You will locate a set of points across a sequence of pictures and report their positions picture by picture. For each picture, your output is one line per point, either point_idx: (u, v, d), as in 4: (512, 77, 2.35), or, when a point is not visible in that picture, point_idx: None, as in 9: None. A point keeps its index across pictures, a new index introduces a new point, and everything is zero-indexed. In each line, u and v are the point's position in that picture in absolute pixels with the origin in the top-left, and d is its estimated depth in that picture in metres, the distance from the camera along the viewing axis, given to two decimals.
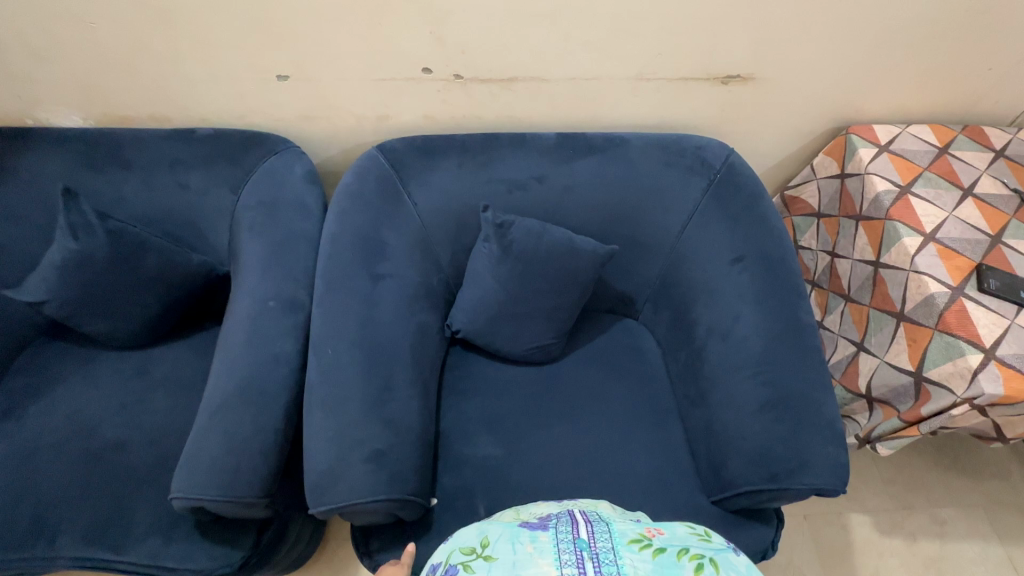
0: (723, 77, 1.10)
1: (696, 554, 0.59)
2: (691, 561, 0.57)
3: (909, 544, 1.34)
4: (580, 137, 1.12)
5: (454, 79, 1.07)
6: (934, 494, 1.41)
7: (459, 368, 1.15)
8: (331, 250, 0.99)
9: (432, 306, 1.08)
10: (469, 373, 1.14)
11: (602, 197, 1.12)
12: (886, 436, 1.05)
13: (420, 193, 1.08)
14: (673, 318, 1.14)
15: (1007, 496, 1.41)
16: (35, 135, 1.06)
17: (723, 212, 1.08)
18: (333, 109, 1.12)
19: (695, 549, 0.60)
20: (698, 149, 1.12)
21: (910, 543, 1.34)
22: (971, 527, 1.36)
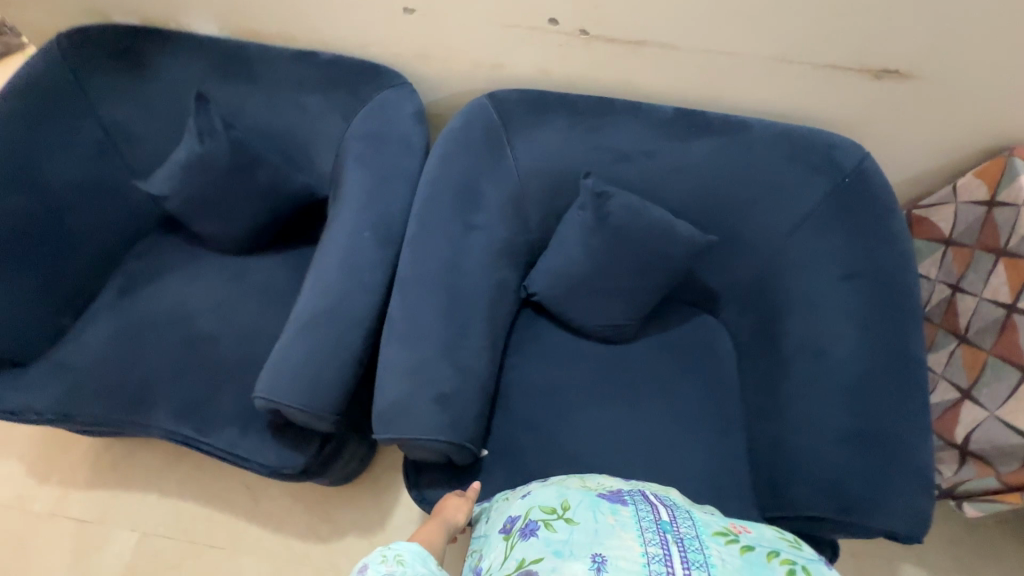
0: (878, 71, 0.99)
1: (786, 559, 0.61)
2: (782, 565, 0.60)
3: None
4: (700, 116, 1.05)
5: (578, 34, 1.02)
6: (1005, 564, 1.29)
7: (527, 331, 1.15)
8: (429, 192, 1.00)
9: (514, 264, 1.08)
10: (537, 337, 1.14)
11: (711, 183, 1.05)
12: (975, 495, 0.96)
13: (523, 148, 1.06)
14: (760, 322, 1.08)
15: None
16: (177, 39, 1.12)
17: (844, 222, 0.99)
18: (451, 51, 1.11)
19: (786, 555, 0.62)
20: (829, 147, 1.02)
21: None
22: None
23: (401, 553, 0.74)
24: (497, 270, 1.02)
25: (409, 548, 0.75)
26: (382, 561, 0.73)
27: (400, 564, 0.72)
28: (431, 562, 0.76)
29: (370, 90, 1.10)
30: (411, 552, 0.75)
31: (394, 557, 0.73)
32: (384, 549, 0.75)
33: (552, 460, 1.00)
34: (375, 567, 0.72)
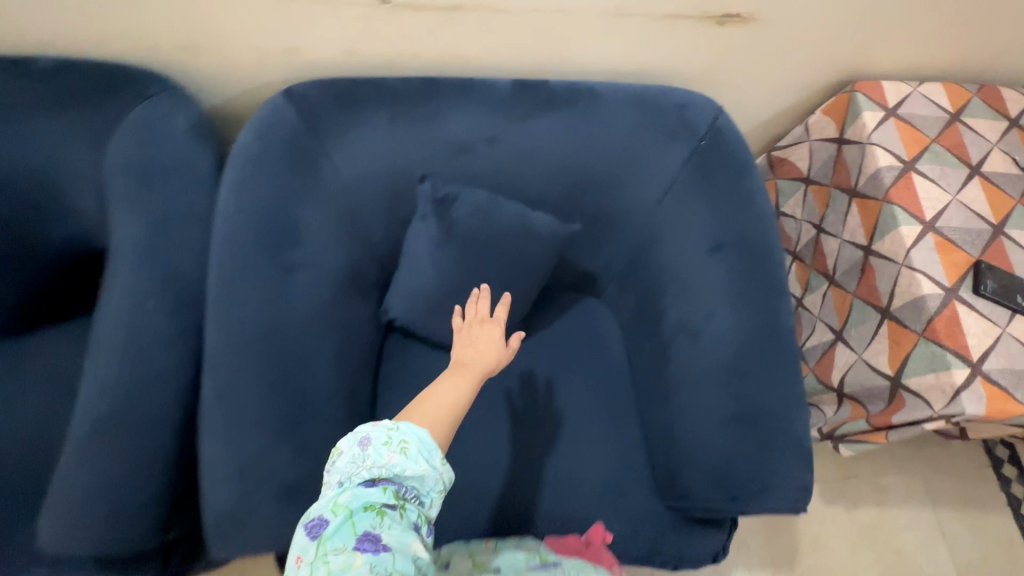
0: (719, 16, 0.89)
1: None
2: None
3: (849, 512, 1.38)
4: (541, 88, 0.92)
5: (379, 4, 0.82)
6: (879, 462, 1.44)
7: (397, 359, 1.01)
8: (228, 234, 0.79)
9: (360, 293, 0.92)
10: (408, 365, 1.01)
11: (565, 163, 0.93)
12: (851, 438, 1.00)
13: (341, 156, 0.87)
14: (639, 304, 1.02)
15: (949, 464, 1.44)
16: None
17: (705, 189, 0.93)
18: (224, 37, 0.87)
19: None
20: (680, 109, 0.94)
21: (850, 510, 1.38)
22: (910, 494, 1.41)
23: (407, 441, 0.64)
24: (336, 310, 0.87)
25: (417, 435, 0.65)
26: (385, 443, 0.64)
27: (403, 455, 0.63)
28: (440, 456, 0.66)
29: (121, 103, 0.84)
30: (420, 441, 0.65)
31: (398, 443, 0.64)
32: (391, 428, 0.65)
33: (443, 505, 0.90)
34: (376, 448, 0.63)
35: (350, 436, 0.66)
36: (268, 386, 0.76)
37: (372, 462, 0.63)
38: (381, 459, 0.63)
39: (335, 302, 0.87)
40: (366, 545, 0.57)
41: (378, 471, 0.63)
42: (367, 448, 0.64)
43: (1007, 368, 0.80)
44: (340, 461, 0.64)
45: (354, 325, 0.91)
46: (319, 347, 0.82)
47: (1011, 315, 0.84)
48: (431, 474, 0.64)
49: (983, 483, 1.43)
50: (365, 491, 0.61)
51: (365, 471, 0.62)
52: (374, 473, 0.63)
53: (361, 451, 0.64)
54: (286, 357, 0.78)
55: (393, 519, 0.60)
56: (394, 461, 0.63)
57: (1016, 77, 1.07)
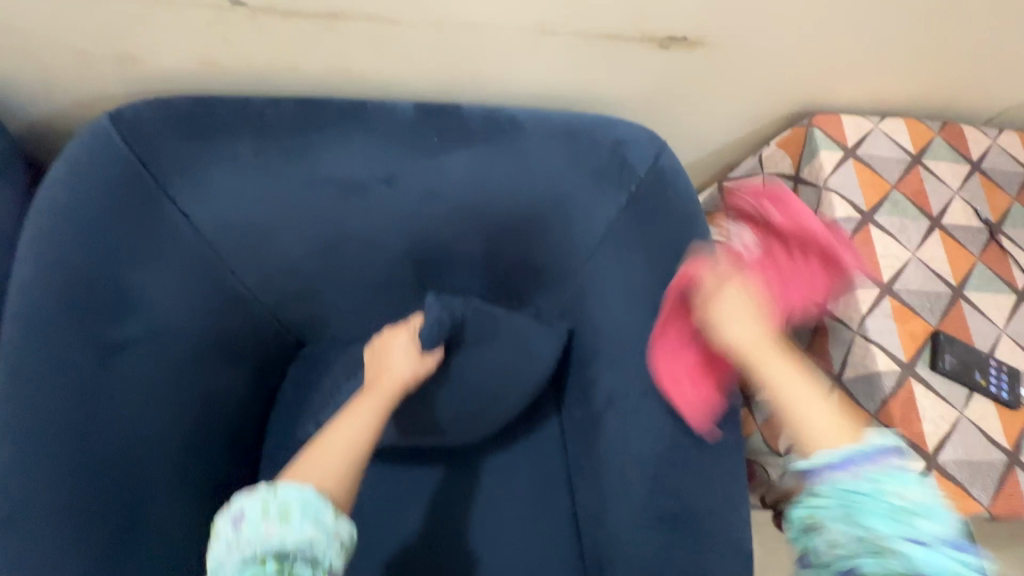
0: (662, 39, 0.75)
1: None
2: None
3: None
4: (450, 115, 0.76)
5: (231, 6, 0.64)
6: None
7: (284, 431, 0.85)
8: (26, 308, 0.62)
9: (227, 366, 0.75)
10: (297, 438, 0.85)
11: (480, 208, 0.78)
12: None
13: (191, 198, 0.69)
14: (569, 364, 0.89)
15: None
16: None
17: (643, 241, 0.80)
18: (29, 35, 0.66)
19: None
20: (617, 145, 0.80)
21: None
22: None
23: (287, 508, 0.56)
24: (190, 395, 0.70)
25: (300, 498, 0.57)
26: (262, 514, 0.56)
27: (282, 524, 0.55)
28: (331, 513, 0.58)
29: None
30: (306, 501, 0.57)
31: (279, 509, 0.57)
32: (267, 496, 0.57)
33: None
34: (251, 526, 0.56)
35: (226, 513, 0.58)
36: (96, 494, 0.60)
37: (248, 539, 0.55)
38: (257, 534, 0.55)
39: (188, 385, 0.70)
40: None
41: (257, 551, 0.54)
42: (241, 527, 0.56)
43: (962, 459, 0.75)
44: (214, 549, 0.56)
45: (220, 406, 0.74)
46: (161, 446, 0.66)
47: (969, 394, 0.77)
48: (321, 538, 0.56)
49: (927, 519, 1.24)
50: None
51: (243, 551, 0.55)
52: (253, 553, 0.54)
53: (235, 531, 0.56)
54: (115, 464, 0.62)
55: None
56: (273, 535, 0.55)
57: (981, 114, 0.98)
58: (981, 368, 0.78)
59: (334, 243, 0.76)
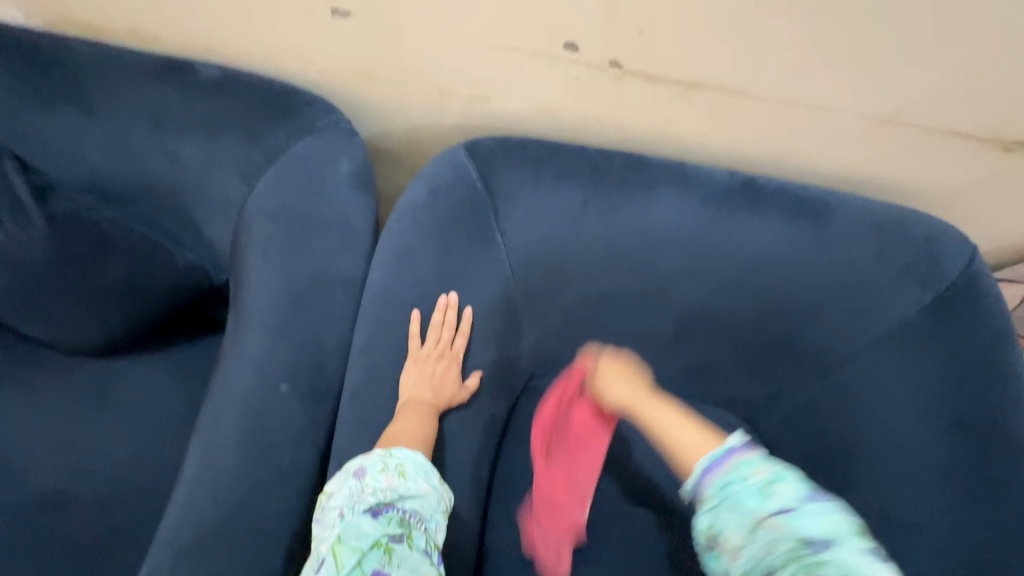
0: (1009, 143, 0.71)
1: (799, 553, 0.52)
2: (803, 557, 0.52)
3: None
4: (761, 188, 0.76)
5: (605, 67, 0.69)
6: None
7: (516, 460, 0.86)
8: (381, 316, 0.67)
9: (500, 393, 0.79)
10: (528, 468, 0.86)
11: (773, 282, 0.77)
12: None
13: (517, 231, 0.73)
14: (817, 455, 0.83)
15: None
16: None
17: (950, 347, 0.73)
18: (413, 73, 0.74)
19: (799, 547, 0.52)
20: (930, 241, 0.76)
21: None
22: None
23: (404, 463, 0.58)
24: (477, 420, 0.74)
25: (414, 458, 0.59)
26: (381, 470, 0.58)
27: (401, 479, 0.57)
28: (437, 474, 0.61)
29: (279, 138, 0.71)
30: (418, 464, 0.59)
31: (396, 467, 0.58)
32: (385, 454, 0.59)
33: None
34: (372, 476, 0.57)
35: (341, 474, 0.59)
36: None
37: (370, 489, 0.56)
38: (379, 484, 0.56)
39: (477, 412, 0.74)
40: None
41: (382, 497, 0.56)
42: (362, 479, 0.57)
43: None
44: (334, 499, 0.57)
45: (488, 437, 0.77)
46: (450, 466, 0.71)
47: None
48: (433, 496, 0.58)
49: None
50: (365, 523, 0.54)
51: (364, 500, 0.55)
52: (376, 500, 0.56)
53: (357, 482, 0.57)
54: None
55: (403, 557, 0.52)
56: (395, 485, 0.57)
57: None
58: None
59: (620, 293, 0.78)
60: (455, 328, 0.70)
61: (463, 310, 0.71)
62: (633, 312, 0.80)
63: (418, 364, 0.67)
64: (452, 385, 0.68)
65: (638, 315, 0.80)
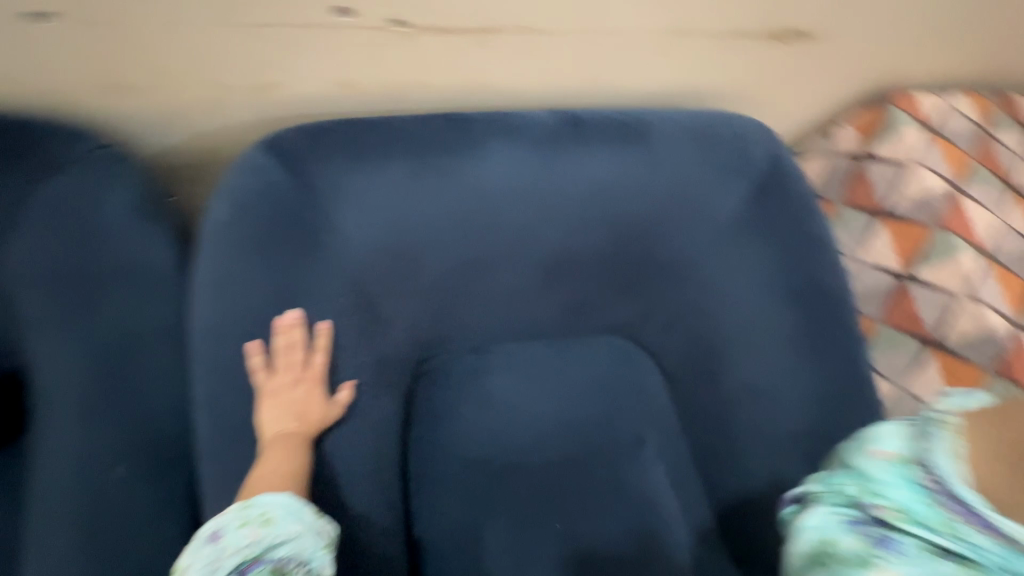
0: (774, 32, 0.78)
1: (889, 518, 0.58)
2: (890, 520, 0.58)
3: None
4: (582, 121, 0.78)
5: (389, 27, 0.64)
6: None
7: (429, 445, 0.86)
8: (213, 358, 0.64)
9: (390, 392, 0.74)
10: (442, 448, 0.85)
11: (617, 208, 0.80)
12: None
13: (352, 222, 0.67)
14: (693, 351, 0.91)
15: None
16: None
17: (765, 229, 0.86)
18: (175, 74, 0.64)
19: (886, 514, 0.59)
20: (738, 137, 0.83)
21: None
22: None
23: (267, 511, 0.58)
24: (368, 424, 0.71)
25: (277, 501, 0.59)
26: (243, 524, 0.58)
27: (265, 527, 0.58)
28: (311, 509, 0.61)
29: (22, 190, 0.61)
30: (283, 507, 0.59)
31: (259, 516, 0.58)
32: (243, 509, 0.59)
33: None
34: (230, 535, 0.58)
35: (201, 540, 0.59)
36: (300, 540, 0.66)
37: (232, 549, 0.57)
38: (240, 541, 0.57)
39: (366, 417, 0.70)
40: None
41: (247, 554, 0.57)
42: (219, 541, 0.58)
43: None
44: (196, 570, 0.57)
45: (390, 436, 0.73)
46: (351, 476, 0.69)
47: None
48: (308, 534, 0.59)
49: None
50: None
51: (228, 561, 0.56)
52: (241, 557, 0.57)
53: (215, 545, 0.57)
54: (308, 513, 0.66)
55: None
56: (259, 537, 0.58)
57: None
58: None
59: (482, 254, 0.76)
60: (309, 345, 0.66)
61: (319, 325, 0.67)
62: (499, 270, 0.78)
63: (272, 398, 0.64)
64: (319, 408, 0.66)
65: (505, 273, 0.79)
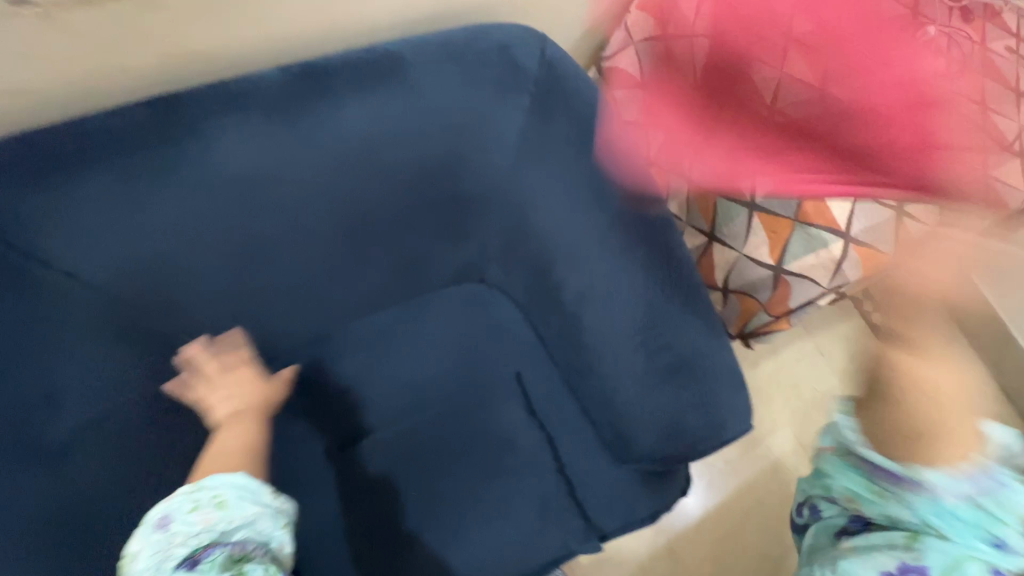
0: None
1: None
2: None
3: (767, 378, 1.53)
4: (322, 69, 0.70)
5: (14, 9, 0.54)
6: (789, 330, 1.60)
7: (285, 444, 0.85)
8: None
9: (168, 406, 0.77)
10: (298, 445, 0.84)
11: (391, 156, 0.75)
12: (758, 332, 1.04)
13: (76, 250, 0.64)
14: (529, 278, 0.92)
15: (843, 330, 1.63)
16: None
17: (560, 135, 0.82)
18: None
19: None
20: (504, 49, 0.77)
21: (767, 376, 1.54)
22: (811, 345, 1.60)
23: (222, 494, 0.64)
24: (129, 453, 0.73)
25: (233, 487, 0.65)
26: (193, 509, 0.62)
27: (219, 513, 0.63)
28: (263, 489, 0.68)
29: None
30: (240, 490, 0.66)
31: (212, 501, 0.64)
32: (193, 492, 0.63)
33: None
34: (180, 520, 0.62)
35: (143, 525, 0.62)
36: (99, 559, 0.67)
37: (182, 536, 0.61)
38: (192, 527, 0.62)
39: (126, 441, 0.73)
40: None
41: (201, 539, 0.62)
42: (168, 527, 0.61)
43: (870, 228, 0.85)
44: (138, 562, 0.60)
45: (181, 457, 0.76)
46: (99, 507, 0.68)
47: None
48: (267, 516, 0.67)
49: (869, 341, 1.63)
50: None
51: (178, 550, 0.60)
52: (192, 547, 0.61)
53: (164, 532, 0.61)
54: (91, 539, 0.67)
55: None
56: (213, 522, 0.62)
57: None
58: None
59: (254, 241, 0.73)
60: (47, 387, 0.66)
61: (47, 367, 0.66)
62: (284, 253, 0.76)
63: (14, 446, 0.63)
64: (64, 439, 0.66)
65: (293, 254, 0.77)
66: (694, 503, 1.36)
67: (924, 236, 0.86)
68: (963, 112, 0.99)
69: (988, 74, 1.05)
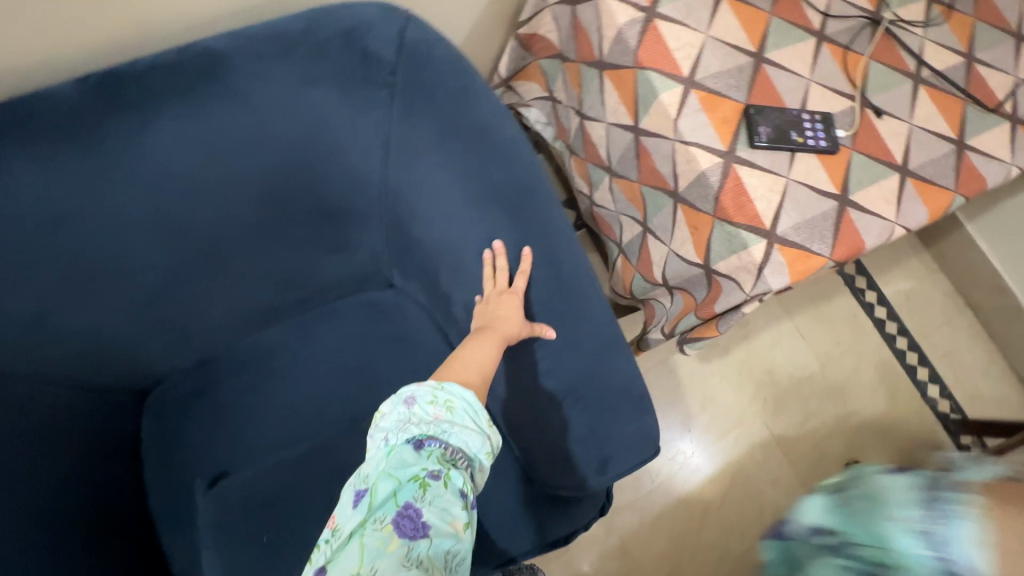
0: None
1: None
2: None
3: (741, 365, 1.42)
4: (133, 79, 0.63)
5: None
6: (766, 312, 1.48)
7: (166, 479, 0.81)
8: None
9: (70, 449, 0.70)
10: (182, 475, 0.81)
11: (233, 169, 0.69)
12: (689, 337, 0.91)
13: None
14: (425, 286, 0.83)
15: (828, 309, 1.50)
16: None
17: (427, 134, 0.71)
18: None
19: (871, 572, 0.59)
20: (351, 36, 0.68)
21: (742, 362, 1.42)
22: (791, 329, 1.47)
23: (452, 400, 0.63)
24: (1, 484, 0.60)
25: (462, 395, 0.64)
26: (431, 402, 0.63)
27: (448, 413, 0.63)
28: (485, 416, 0.65)
29: None
30: (464, 400, 0.64)
31: (444, 401, 0.63)
32: (436, 388, 0.64)
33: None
34: (421, 406, 0.63)
35: (393, 397, 0.65)
36: None
37: (417, 419, 0.62)
38: (427, 415, 0.62)
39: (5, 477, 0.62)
40: (404, 521, 0.55)
41: (426, 429, 0.61)
42: (412, 406, 0.63)
43: (800, 224, 0.72)
44: (386, 421, 0.63)
45: (49, 503, 0.66)
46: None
47: (791, 156, 0.74)
48: (477, 435, 0.63)
49: (860, 321, 1.50)
50: (408, 453, 0.59)
51: (410, 430, 0.61)
52: (421, 431, 0.61)
53: (407, 409, 0.63)
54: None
55: (435, 493, 0.57)
56: (440, 419, 0.62)
57: None
58: (795, 129, 0.75)
59: (85, 270, 0.68)
60: None
61: None
62: (132, 279, 0.71)
63: None
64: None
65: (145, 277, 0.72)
66: (651, 500, 1.30)
67: (863, 232, 0.73)
68: (933, 74, 0.83)
69: (971, 22, 0.88)
